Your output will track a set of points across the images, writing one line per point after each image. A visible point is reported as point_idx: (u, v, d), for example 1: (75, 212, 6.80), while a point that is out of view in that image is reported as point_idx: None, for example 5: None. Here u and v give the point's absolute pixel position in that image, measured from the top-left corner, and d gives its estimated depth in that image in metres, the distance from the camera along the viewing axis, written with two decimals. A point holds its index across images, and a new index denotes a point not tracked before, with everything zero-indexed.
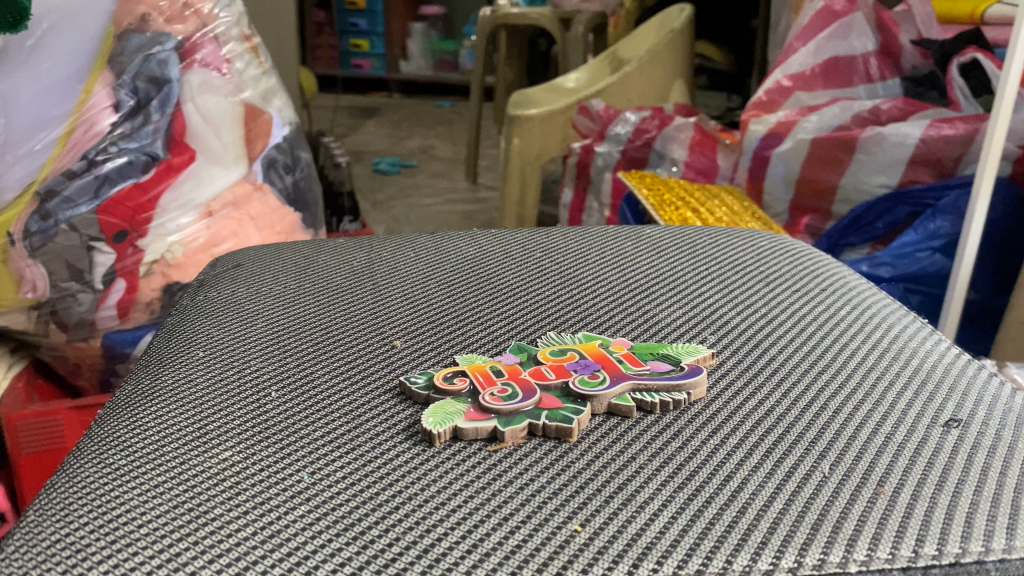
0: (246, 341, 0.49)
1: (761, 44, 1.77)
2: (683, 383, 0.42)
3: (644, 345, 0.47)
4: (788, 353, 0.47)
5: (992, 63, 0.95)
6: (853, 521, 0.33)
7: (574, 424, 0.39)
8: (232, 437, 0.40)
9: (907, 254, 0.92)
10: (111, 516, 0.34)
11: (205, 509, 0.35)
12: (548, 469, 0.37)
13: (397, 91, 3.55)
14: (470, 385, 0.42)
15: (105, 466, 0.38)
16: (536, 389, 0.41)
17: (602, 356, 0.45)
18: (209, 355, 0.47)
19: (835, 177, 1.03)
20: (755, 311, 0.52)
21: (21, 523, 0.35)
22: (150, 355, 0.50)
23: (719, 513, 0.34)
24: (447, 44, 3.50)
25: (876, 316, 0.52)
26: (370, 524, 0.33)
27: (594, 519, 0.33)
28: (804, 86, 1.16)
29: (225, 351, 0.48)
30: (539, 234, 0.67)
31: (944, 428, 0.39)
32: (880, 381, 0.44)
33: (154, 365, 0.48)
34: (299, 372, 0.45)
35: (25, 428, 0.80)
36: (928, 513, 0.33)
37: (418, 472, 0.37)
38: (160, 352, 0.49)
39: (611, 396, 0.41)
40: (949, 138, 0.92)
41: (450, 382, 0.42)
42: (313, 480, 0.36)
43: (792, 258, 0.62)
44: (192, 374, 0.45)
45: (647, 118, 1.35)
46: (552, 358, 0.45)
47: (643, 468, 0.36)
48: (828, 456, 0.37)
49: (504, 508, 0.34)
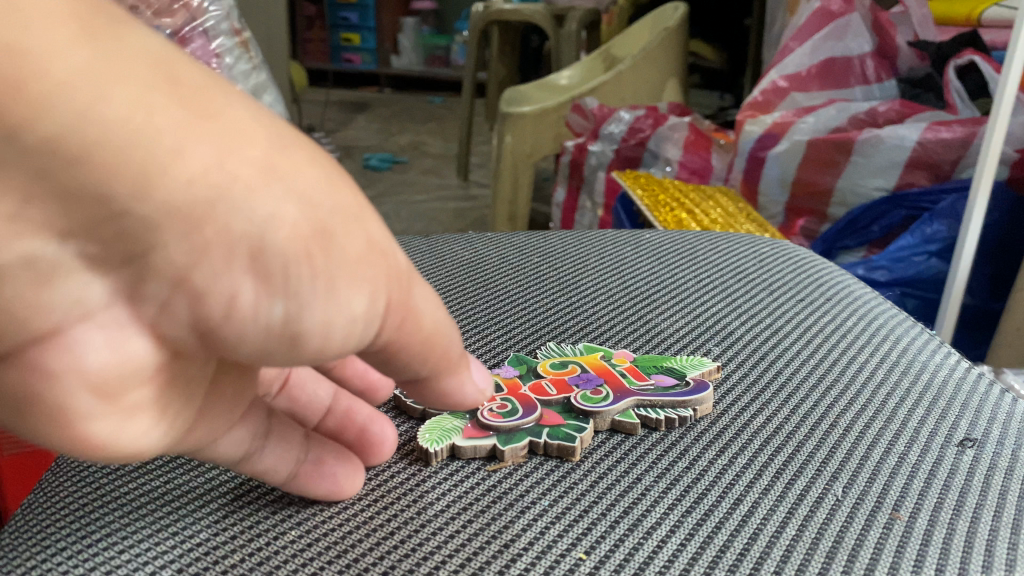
0: None
1: (755, 43, 1.75)
2: (688, 400, 0.41)
3: (648, 357, 0.47)
4: (795, 367, 0.47)
5: (989, 68, 0.94)
6: (870, 550, 0.33)
7: (577, 444, 0.38)
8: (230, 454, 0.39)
9: (903, 258, 0.91)
10: (89, 539, 0.33)
11: (190, 533, 0.34)
12: (551, 490, 0.36)
13: (387, 85, 3.50)
14: None
15: (86, 483, 0.37)
16: (538, 407, 0.41)
17: (605, 371, 0.44)
18: None
19: (830, 179, 1.01)
20: (759, 322, 0.52)
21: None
22: None
23: (730, 540, 0.33)
24: (438, 38, 3.43)
25: (883, 328, 0.52)
26: (366, 549, 0.33)
27: (599, 546, 0.33)
28: (799, 87, 1.14)
29: None
30: (537, 237, 0.65)
31: (959, 448, 0.40)
32: (891, 399, 0.44)
33: None
34: None
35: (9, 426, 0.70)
36: (946, 541, 0.33)
37: (416, 495, 0.36)
38: None
39: (615, 413, 0.41)
40: (947, 142, 0.91)
41: None
42: (304, 503, 0.36)
43: (795, 265, 0.61)
44: None
45: (641, 117, 1.33)
46: (553, 372, 0.45)
47: (649, 491, 0.36)
48: (840, 478, 0.37)
49: (505, 533, 0.33)
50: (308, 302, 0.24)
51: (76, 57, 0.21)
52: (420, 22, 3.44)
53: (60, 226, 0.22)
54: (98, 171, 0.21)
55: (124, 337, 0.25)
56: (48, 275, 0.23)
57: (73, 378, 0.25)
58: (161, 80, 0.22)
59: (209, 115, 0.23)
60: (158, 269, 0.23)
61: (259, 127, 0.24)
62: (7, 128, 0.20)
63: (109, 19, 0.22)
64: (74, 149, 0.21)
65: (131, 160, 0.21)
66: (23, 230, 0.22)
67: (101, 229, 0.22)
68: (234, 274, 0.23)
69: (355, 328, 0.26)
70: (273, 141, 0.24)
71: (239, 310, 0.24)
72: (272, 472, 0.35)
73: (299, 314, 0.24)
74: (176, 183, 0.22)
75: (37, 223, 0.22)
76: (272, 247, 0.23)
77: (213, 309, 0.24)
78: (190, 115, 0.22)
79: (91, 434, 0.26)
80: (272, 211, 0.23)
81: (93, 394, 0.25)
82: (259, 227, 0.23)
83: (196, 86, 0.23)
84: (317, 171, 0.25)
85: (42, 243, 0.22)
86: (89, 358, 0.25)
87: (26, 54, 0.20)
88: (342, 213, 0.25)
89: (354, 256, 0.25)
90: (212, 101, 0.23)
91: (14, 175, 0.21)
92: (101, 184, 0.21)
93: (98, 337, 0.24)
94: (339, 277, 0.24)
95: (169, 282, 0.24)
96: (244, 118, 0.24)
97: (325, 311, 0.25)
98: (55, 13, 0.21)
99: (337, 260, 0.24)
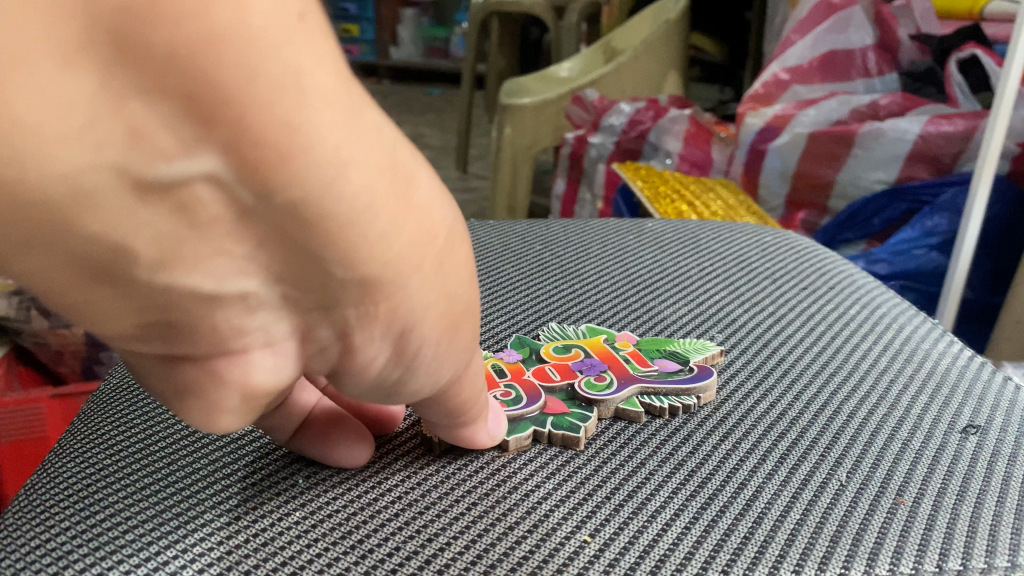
0: None
1: (756, 35, 1.74)
2: (692, 388, 0.41)
3: (651, 339, 0.47)
4: (798, 354, 0.47)
5: (992, 60, 0.92)
6: (874, 533, 0.33)
7: (581, 435, 0.38)
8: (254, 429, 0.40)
9: (903, 251, 0.91)
10: (93, 519, 0.33)
11: (195, 515, 0.34)
12: (554, 473, 0.36)
13: (386, 77, 3.45)
14: None
15: (89, 464, 0.37)
16: (542, 395, 0.41)
17: (607, 356, 0.45)
18: None
19: (831, 172, 1.01)
20: (762, 310, 0.52)
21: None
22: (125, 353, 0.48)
23: (735, 524, 0.33)
24: (437, 30, 3.33)
25: (885, 316, 0.52)
26: (368, 532, 0.33)
27: (604, 529, 0.33)
28: (801, 80, 1.15)
29: None
30: (539, 226, 0.65)
31: (962, 435, 0.40)
32: (894, 385, 0.44)
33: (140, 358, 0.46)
34: None
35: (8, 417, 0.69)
36: (950, 525, 0.33)
37: (420, 479, 0.36)
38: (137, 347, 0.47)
39: (619, 400, 0.41)
40: (947, 135, 0.91)
41: None
42: (308, 485, 0.36)
43: (796, 254, 0.61)
44: None
45: (641, 109, 1.32)
46: (556, 356, 0.45)
47: (654, 474, 0.36)
48: (844, 464, 0.37)
49: (510, 516, 0.33)
50: (419, 373, 0.30)
51: (332, 139, 0.23)
52: (419, 15, 3.39)
53: (274, 271, 0.25)
54: (319, 237, 0.24)
55: (287, 361, 0.28)
56: (251, 308, 0.25)
57: (235, 388, 0.27)
58: (384, 164, 0.25)
59: (408, 206, 0.26)
60: (334, 322, 0.27)
61: (441, 221, 0.28)
62: (264, 188, 0.23)
63: (358, 92, 0.25)
64: (308, 215, 0.24)
65: (347, 238, 0.25)
66: (247, 269, 0.24)
67: (304, 279, 0.25)
68: (382, 346, 0.28)
69: (436, 388, 0.32)
70: (448, 235, 0.29)
71: (372, 366, 0.29)
72: (278, 429, 0.37)
73: (406, 379, 0.30)
74: (370, 261, 0.26)
75: (255, 265, 0.24)
76: (417, 333, 0.28)
77: (355, 361, 0.29)
78: (398, 204, 0.26)
79: (222, 427, 0.29)
80: (428, 305, 0.28)
81: (243, 399, 0.28)
82: (417, 316, 0.28)
83: (405, 172, 0.26)
84: (467, 270, 0.30)
85: (253, 281, 0.25)
86: (257, 375, 0.27)
87: (296, 128, 0.22)
88: (467, 306, 0.30)
89: (460, 346, 0.31)
90: (414, 188, 0.27)
91: (257, 222, 0.23)
92: (320, 248, 0.25)
93: (269, 360, 0.27)
94: (443, 358, 0.30)
95: (335, 333, 0.27)
96: (431, 208, 0.28)
97: (424, 380, 0.31)
98: (328, 93, 0.23)
99: (449, 346, 0.30)
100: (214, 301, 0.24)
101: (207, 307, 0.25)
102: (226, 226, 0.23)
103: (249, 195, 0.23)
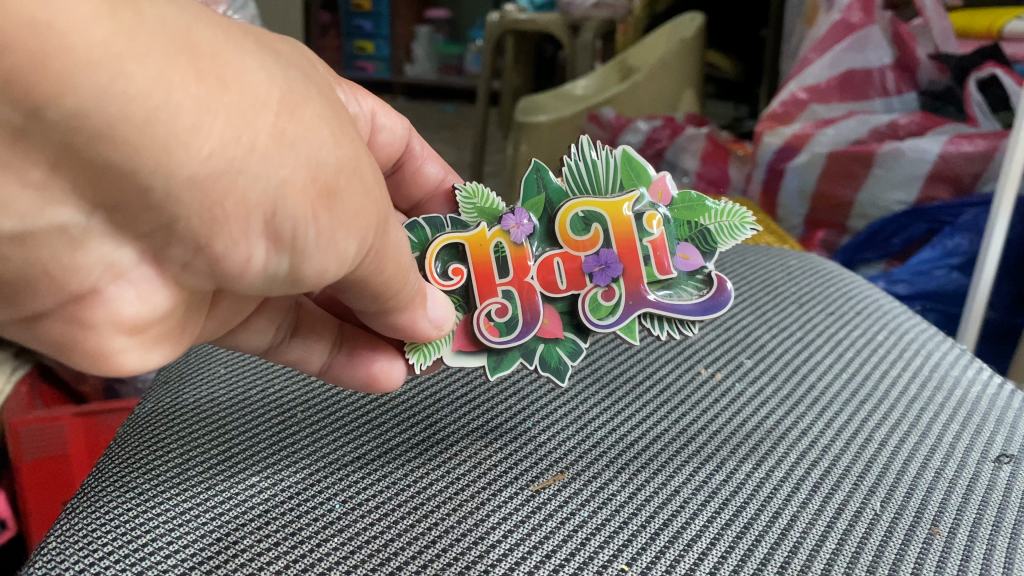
0: (250, 384, 0.49)
1: (772, 53, 1.72)
2: (700, 319, 0.45)
3: (683, 205, 0.45)
4: (827, 380, 0.47)
5: (1010, 81, 0.92)
6: (908, 563, 0.33)
7: (563, 380, 0.45)
8: (291, 452, 0.41)
9: (924, 271, 0.91)
10: (136, 544, 0.34)
11: (234, 538, 0.34)
12: (588, 502, 0.37)
13: (401, 94, 3.27)
14: (467, 280, 0.44)
15: (126, 488, 0.37)
16: (539, 311, 0.44)
17: (629, 243, 0.44)
18: (224, 397, 0.47)
19: (851, 190, 1.01)
20: (790, 335, 0.53)
21: (29, 563, 0.33)
22: (151, 395, 0.48)
23: (770, 552, 0.33)
24: (452, 48, 3.12)
25: (913, 343, 0.52)
26: (409, 557, 0.33)
27: (640, 557, 0.33)
28: (819, 99, 1.14)
29: (232, 396, 0.47)
30: None
31: (995, 464, 0.40)
32: (924, 413, 0.44)
33: (167, 394, 0.47)
34: (320, 409, 0.45)
35: (25, 434, 0.66)
36: (984, 555, 0.33)
37: (455, 501, 0.37)
38: (158, 393, 0.48)
39: (619, 327, 0.45)
40: (969, 156, 0.90)
41: (445, 278, 0.44)
42: (344, 509, 0.36)
43: (821, 277, 0.62)
44: (204, 408, 0.45)
45: (658, 128, 1.31)
46: (572, 239, 0.44)
47: (688, 503, 0.37)
48: (877, 492, 0.38)
49: (546, 544, 0.34)
50: (310, 257, 0.27)
51: (97, 31, 0.18)
52: (434, 31, 3.16)
53: (82, 196, 0.22)
54: (121, 151, 0.20)
55: (152, 289, 0.27)
56: (77, 240, 0.23)
57: (108, 328, 0.27)
58: (175, 47, 0.20)
59: (223, 85, 0.21)
60: (182, 240, 0.24)
61: (268, 85, 0.23)
62: (33, 106, 0.19)
63: None
64: (94, 127, 0.20)
65: (150, 143, 0.20)
66: (54, 197, 0.21)
67: (129, 202, 0.22)
68: (253, 244, 0.25)
69: (345, 267, 0.29)
70: (284, 98, 0.23)
71: (251, 266, 0.26)
72: (312, 353, 0.44)
73: (300, 264, 0.27)
74: (195, 160, 0.21)
75: (60, 194, 0.21)
76: (283, 211, 0.25)
77: (229, 265, 0.26)
78: (207, 87, 0.21)
79: (122, 366, 0.28)
80: (286, 180, 0.24)
81: (126, 333, 0.27)
82: (272, 198, 0.24)
83: (204, 45, 0.21)
84: (326, 128, 0.25)
85: (68, 211, 0.22)
86: (123, 309, 0.26)
87: (44, 27, 0.17)
88: (348, 168, 0.26)
89: (351, 212, 0.27)
90: (226, 64, 0.21)
91: (38, 144, 0.20)
92: (132, 168, 0.21)
93: (130, 292, 0.26)
94: (338, 229, 0.27)
95: (189, 250, 0.25)
96: (250, 74, 0.22)
97: (324, 260, 0.28)
98: None
99: (333, 218, 0.26)
100: (28, 241, 0.22)
101: (25, 248, 0.22)
102: (7, 151, 0.19)
103: (17, 115, 0.19)
